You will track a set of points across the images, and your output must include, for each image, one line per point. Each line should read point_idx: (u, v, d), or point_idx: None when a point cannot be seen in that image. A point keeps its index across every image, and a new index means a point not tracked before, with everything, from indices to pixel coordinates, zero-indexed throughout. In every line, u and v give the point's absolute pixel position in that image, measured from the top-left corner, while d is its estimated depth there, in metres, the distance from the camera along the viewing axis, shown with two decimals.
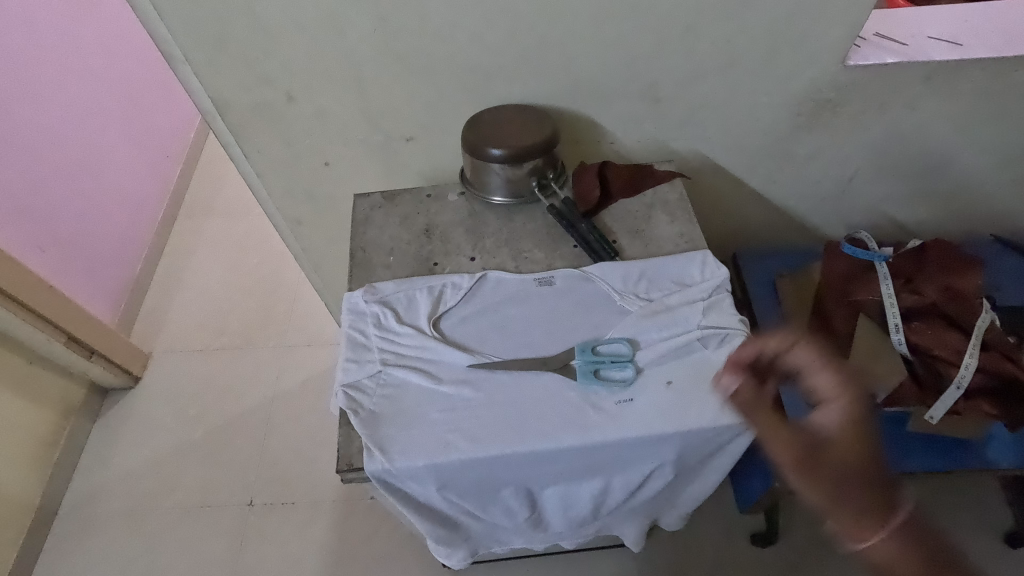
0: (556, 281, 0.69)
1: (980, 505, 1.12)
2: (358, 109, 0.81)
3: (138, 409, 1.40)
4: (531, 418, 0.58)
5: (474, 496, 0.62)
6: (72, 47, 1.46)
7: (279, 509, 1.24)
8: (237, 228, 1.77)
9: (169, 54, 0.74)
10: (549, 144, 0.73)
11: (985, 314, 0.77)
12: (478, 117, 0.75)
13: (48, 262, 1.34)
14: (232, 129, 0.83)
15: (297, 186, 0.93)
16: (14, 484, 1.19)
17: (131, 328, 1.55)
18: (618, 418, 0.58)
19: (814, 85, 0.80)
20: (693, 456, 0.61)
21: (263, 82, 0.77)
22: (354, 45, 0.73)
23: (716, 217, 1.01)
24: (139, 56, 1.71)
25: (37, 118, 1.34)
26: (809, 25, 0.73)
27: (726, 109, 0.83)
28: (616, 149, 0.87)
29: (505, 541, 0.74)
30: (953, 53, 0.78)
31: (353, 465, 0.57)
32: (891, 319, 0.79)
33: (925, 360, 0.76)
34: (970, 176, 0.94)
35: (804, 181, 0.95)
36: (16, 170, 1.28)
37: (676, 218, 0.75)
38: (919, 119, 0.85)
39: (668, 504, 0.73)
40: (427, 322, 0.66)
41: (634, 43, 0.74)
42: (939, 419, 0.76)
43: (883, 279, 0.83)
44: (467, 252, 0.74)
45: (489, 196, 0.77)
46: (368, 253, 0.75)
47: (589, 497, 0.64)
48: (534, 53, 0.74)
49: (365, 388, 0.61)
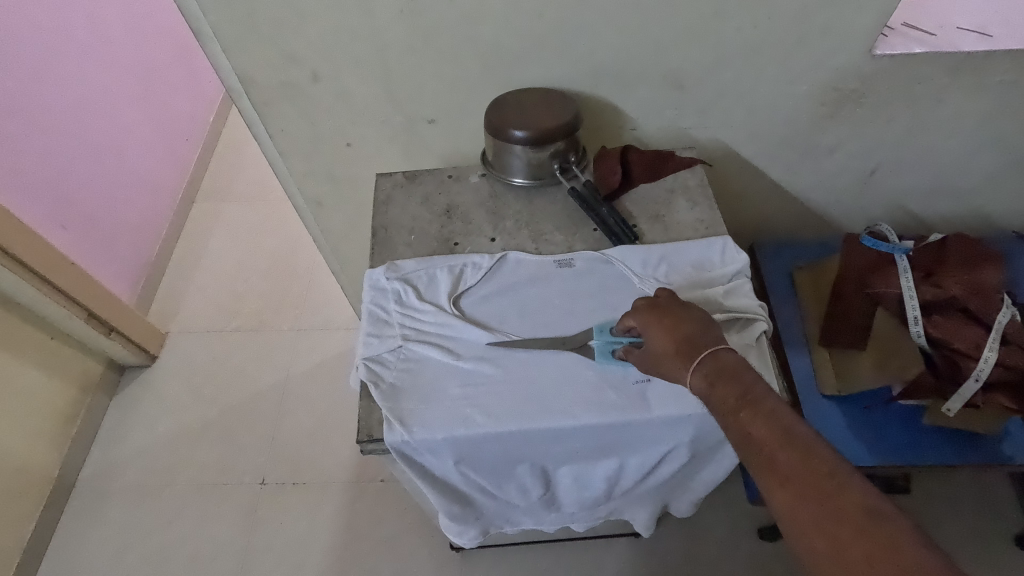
0: (575, 263, 0.69)
1: (993, 507, 1.11)
2: (382, 90, 0.81)
3: (155, 387, 1.43)
4: (547, 394, 0.59)
5: (490, 472, 0.63)
6: (97, 28, 1.47)
7: (291, 489, 1.26)
8: (254, 212, 1.79)
9: (199, 31, 0.74)
10: (572, 127, 0.73)
11: (1007, 308, 0.75)
12: (501, 100, 0.76)
13: (69, 239, 1.36)
14: (257, 108, 0.84)
15: (318, 167, 0.93)
16: (34, 455, 1.21)
17: (149, 307, 1.57)
18: (636, 397, 0.58)
19: (839, 75, 0.80)
20: (708, 439, 0.62)
21: (289, 61, 0.77)
22: (380, 26, 0.73)
23: (734, 208, 1.01)
24: (161, 38, 1.72)
25: (61, 97, 1.36)
26: (837, 13, 0.73)
27: (749, 98, 0.82)
28: (637, 136, 0.87)
29: (517, 522, 0.75)
30: (982, 45, 0.77)
31: (374, 436, 0.58)
32: (910, 312, 0.77)
33: (944, 353, 0.75)
34: (993, 170, 0.93)
35: (824, 173, 0.94)
36: (41, 148, 1.30)
37: (697, 204, 0.75)
38: (944, 112, 0.85)
39: (680, 490, 0.73)
40: (448, 299, 0.66)
41: (659, 28, 0.74)
42: (957, 411, 0.77)
43: (903, 271, 0.81)
44: (488, 232, 0.75)
45: (510, 177, 0.78)
46: (389, 232, 0.75)
47: (603, 476, 0.65)
48: (559, 36, 0.75)
49: (385, 361, 0.62)
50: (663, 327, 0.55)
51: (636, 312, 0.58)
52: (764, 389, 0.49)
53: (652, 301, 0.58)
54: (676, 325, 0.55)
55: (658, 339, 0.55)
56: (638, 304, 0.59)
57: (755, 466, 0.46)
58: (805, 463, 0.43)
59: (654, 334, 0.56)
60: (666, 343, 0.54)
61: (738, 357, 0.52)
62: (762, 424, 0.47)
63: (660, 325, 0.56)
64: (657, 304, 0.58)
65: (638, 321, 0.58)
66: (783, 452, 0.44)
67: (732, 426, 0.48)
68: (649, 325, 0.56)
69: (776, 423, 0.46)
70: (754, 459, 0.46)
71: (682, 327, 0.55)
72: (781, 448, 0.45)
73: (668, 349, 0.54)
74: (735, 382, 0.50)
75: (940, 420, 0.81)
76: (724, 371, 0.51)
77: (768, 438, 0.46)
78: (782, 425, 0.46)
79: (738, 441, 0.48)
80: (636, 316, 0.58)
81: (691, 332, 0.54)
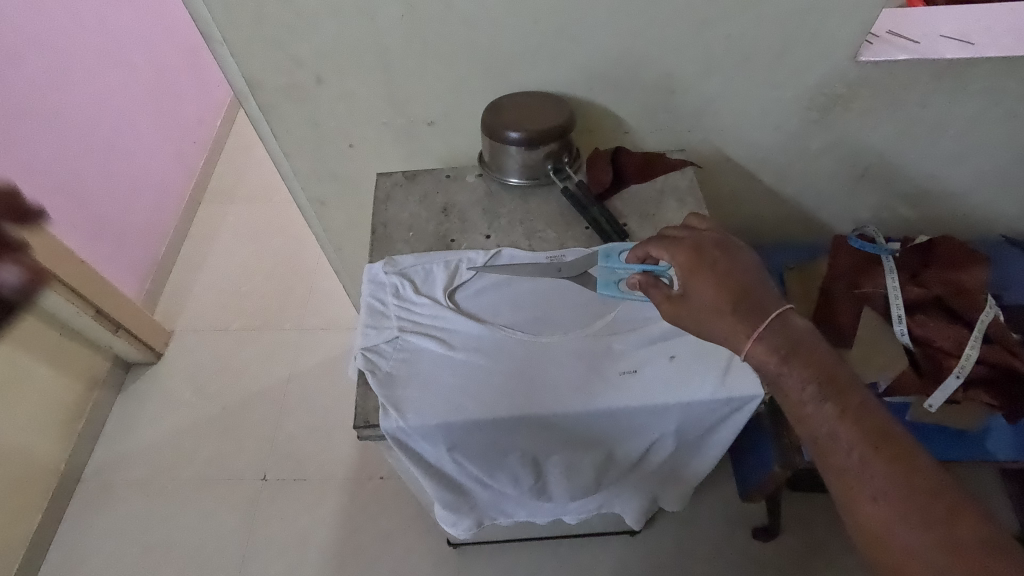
0: (567, 258, 0.72)
1: (985, 509, 1.13)
2: (384, 92, 0.84)
3: (160, 383, 1.46)
4: (537, 384, 0.61)
5: (481, 460, 0.65)
6: (109, 32, 1.51)
7: (291, 485, 1.28)
8: (259, 213, 1.82)
9: (208, 35, 0.78)
10: (565, 129, 0.76)
11: (989, 308, 0.79)
12: (498, 102, 0.79)
13: (79, 237, 1.39)
14: (262, 109, 0.87)
15: (322, 167, 0.96)
16: (41, 448, 1.24)
17: (155, 305, 1.60)
18: (622, 387, 0.61)
19: (826, 80, 0.82)
20: (693, 430, 0.64)
21: (295, 64, 0.80)
22: (381, 31, 0.77)
23: (726, 210, 1.04)
24: (170, 42, 1.76)
25: (73, 100, 1.40)
26: (822, 21, 0.75)
27: (739, 102, 0.85)
28: (630, 139, 0.90)
29: (510, 513, 0.77)
30: (965, 52, 0.79)
31: (370, 422, 0.60)
32: (894, 310, 0.81)
33: (927, 350, 0.79)
34: (979, 174, 0.95)
35: (814, 176, 0.97)
36: (54, 148, 1.34)
37: (686, 204, 0.77)
38: (930, 117, 0.87)
39: (669, 482, 0.75)
40: (443, 293, 0.69)
41: (651, 35, 0.77)
42: (938, 407, 0.79)
43: (889, 271, 0.85)
44: (483, 230, 0.77)
45: (506, 177, 0.80)
46: (388, 229, 0.78)
47: (592, 467, 0.67)
48: (554, 42, 0.77)
49: (382, 351, 0.64)
50: (714, 280, 0.55)
51: (678, 251, 0.57)
52: (850, 379, 0.49)
53: (697, 242, 0.57)
54: (727, 277, 0.54)
55: (705, 287, 0.54)
56: (680, 242, 0.58)
57: (839, 464, 0.47)
58: (899, 467, 0.44)
59: (703, 282, 0.55)
60: (715, 295, 0.54)
61: (814, 334, 0.51)
62: (852, 420, 0.47)
63: (708, 273, 0.55)
64: (704, 250, 0.57)
65: (679, 262, 0.57)
66: (873, 452, 0.45)
67: (812, 416, 0.48)
68: (695, 274, 0.55)
69: (866, 421, 0.47)
70: (838, 456, 0.47)
71: (737, 281, 0.54)
72: (871, 450, 0.46)
73: (719, 301, 0.53)
74: (811, 364, 0.50)
75: (924, 415, 0.81)
76: (802, 351, 0.50)
77: (858, 437, 0.46)
78: (874, 425, 0.46)
79: (819, 433, 0.48)
80: (677, 256, 0.57)
81: (747, 289, 0.54)
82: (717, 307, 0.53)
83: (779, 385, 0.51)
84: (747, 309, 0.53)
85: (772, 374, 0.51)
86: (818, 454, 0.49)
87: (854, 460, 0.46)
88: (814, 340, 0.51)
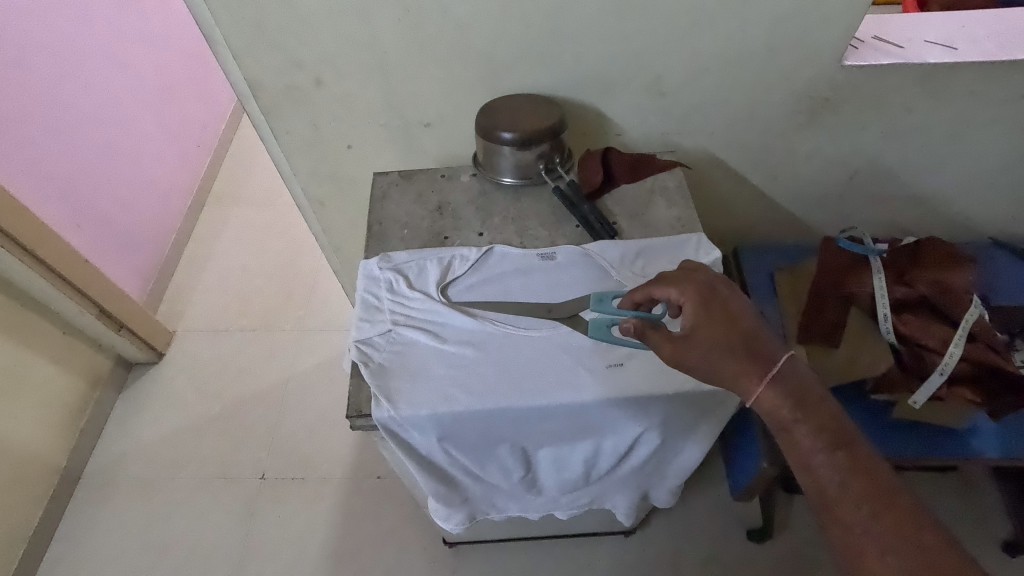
0: (557, 256, 0.74)
1: (980, 512, 1.13)
2: (382, 95, 0.86)
3: (161, 382, 1.47)
4: (527, 376, 0.62)
5: (472, 452, 0.66)
6: (115, 38, 1.54)
7: (290, 484, 1.29)
8: (261, 216, 1.85)
9: (212, 38, 0.80)
10: (556, 129, 0.78)
11: (974, 307, 0.80)
12: (492, 104, 0.81)
13: (84, 238, 1.42)
14: (264, 111, 0.89)
15: (321, 168, 0.99)
16: (44, 445, 1.26)
17: (157, 306, 1.62)
18: (609, 380, 0.62)
19: (813, 84, 0.84)
20: (678, 423, 0.66)
21: (295, 66, 0.83)
22: (379, 35, 0.79)
23: (718, 212, 1.05)
24: (176, 48, 1.80)
25: (80, 103, 1.43)
26: (807, 26, 0.77)
27: (728, 105, 0.87)
28: (622, 141, 0.92)
29: (502, 508, 0.78)
30: (948, 57, 0.81)
31: (362, 411, 0.62)
32: (880, 310, 0.83)
33: (912, 349, 0.81)
34: (966, 177, 0.97)
35: (803, 178, 0.98)
36: (61, 151, 1.37)
37: (675, 203, 0.80)
38: (915, 121, 0.89)
39: (658, 477, 0.76)
40: (436, 288, 0.71)
41: (641, 39, 0.79)
42: (923, 404, 0.80)
43: (876, 272, 0.86)
44: (476, 227, 0.79)
45: (499, 177, 0.83)
46: (384, 226, 0.80)
47: (581, 460, 0.68)
48: (546, 46, 0.80)
49: (376, 344, 0.66)
50: (721, 323, 0.55)
51: (686, 288, 0.57)
52: (858, 434, 0.50)
53: (705, 280, 0.58)
54: (735, 322, 0.55)
55: (711, 330, 0.54)
56: (689, 279, 0.58)
57: (846, 518, 0.48)
58: (904, 527, 0.46)
59: (709, 325, 0.55)
60: (720, 339, 0.54)
61: (819, 386, 0.53)
62: (859, 475, 0.48)
63: (718, 313, 0.55)
64: (713, 289, 0.57)
65: (687, 298, 0.57)
66: (883, 510, 0.47)
67: (820, 468, 0.50)
68: (701, 316, 0.55)
69: (874, 476, 0.48)
70: (844, 511, 0.48)
71: (745, 323, 0.55)
72: (880, 506, 0.47)
73: (726, 345, 0.53)
74: (819, 416, 0.51)
75: (910, 413, 0.82)
76: (811, 403, 0.52)
77: (865, 492, 0.47)
78: (882, 482, 0.48)
79: (827, 485, 0.49)
80: (686, 293, 0.57)
81: (755, 331, 0.54)
82: (726, 350, 0.53)
83: (787, 434, 0.52)
84: (756, 355, 0.53)
85: (782, 422, 0.52)
86: (823, 507, 0.50)
87: (863, 515, 0.47)
88: (822, 391, 0.53)
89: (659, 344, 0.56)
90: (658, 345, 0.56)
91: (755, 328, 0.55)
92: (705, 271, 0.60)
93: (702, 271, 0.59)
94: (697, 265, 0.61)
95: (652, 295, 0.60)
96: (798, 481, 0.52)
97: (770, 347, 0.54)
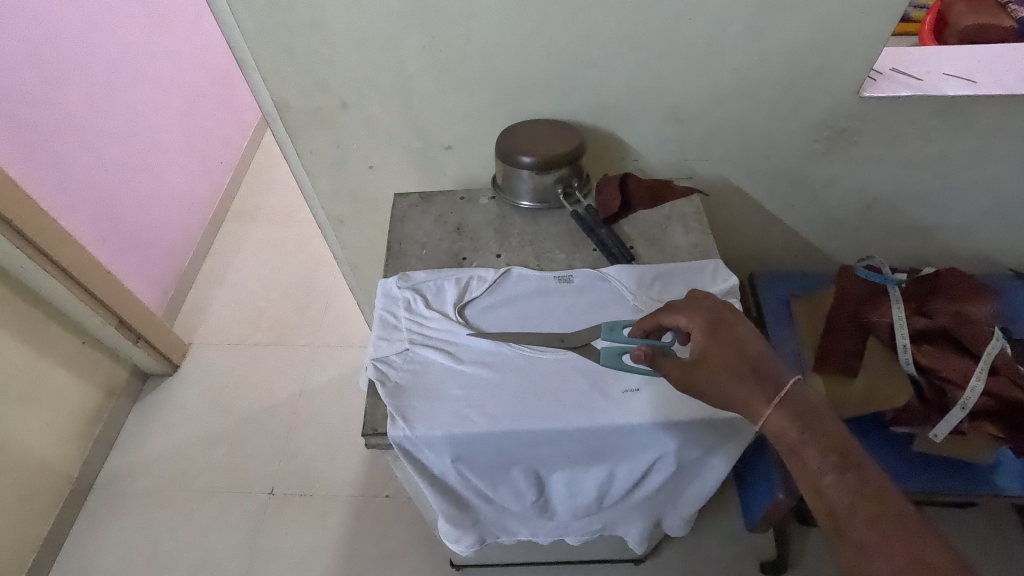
0: (574, 279, 0.74)
1: (1008, 552, 1.09)
2: (404, 117, 0.88)
3: (175, 394, 1.49)
4: (542, 398, 0.63)
5: (485, 473, 0.66)
6: (146, 58, 1.60)
7: (298, 500, 1.29)
8: (280, 233, 1.88)
9: (243, 61, 0.83)
10: (575, 155, 0.79)
11: (996, 340, 0.79)
12: (513, 128, 0.82)
13: (107, 250, 1.45)
14: (289, 131, 0.91)
15: (342, 187, 1.01)
16: (58, 454, 1.27)
17: (174, 318, 1.65)
18: (625, 404, 0.62)
19: (831, 113, 0.85)
20: (694, 451, 0.65)
21: (321, 89, 0.85)
22: (403, 60, 0.81)
23: (734, 238, 1.05)
24: (204, 69, 1.85)
25: (110, 120, 1.47)
26: (824, 57, 0.78)
27: (745, 133, 0.88)
28: (639, 166, 0.93)
29: (513, 531, 0.77)
30: (967, 89, 0.81)
31: (378, 430, 0.62)
32: (900, 341, 0.81)
33: (932, 380, 0.79)
34: (986, 208, 0.97)
35: (820, 207, 0.98)
36: (90, 165, 1.41)
37: (692, 229, 0.80)
38: (934, 152, 0.89)
39: (672, 505, 0.75)
40: (454, 308, 0.71)
41: (660, 68, 0.80)
42: (944, 437, 0.79)
43: (895, 302, 0.85)
44: (494, 249, 0.81)
45: (518, 200, 0.84)
46: (403, 245, 0.82)
47: (594, 484, 0.67)
48: (567, 73, 0.81)
49: (393, 362, 0.67)
50: (728, 347, 0.55)
51: (694, 315, 0.58)
52: (866, 455, 0.50)
53: (713, 306, 0.58)
54: (742, 347, 0.55)
55: (718, 354, 0.55)
56: (696, 306, 0.59)
57: (856, 538, 0.47)
58: (915, 549, 0.45)
59: (717, 349, 0.55)
60: (728, 364, 0.54)
61: (825, 406, 0.53)
62: (868, 496, 0.48)
63: (725, 338, 0.56)
64: (720, 315, 0.58)
65: (695, 325, 0.57)
66: (893, 530, 0.46)
67: (828, 489, 0.49)
68: (710, 341, 0.56)
69: (882, 496, 0.48)
70: (854, 531, 0.47)
71: (753, 347, 0.55)
72: (889, 526, 0.46)
73: (733, 371, 0.54)
74: (826, 435, 0.51)
75: (931, 446, 0.83)
76: (818, 424, 0.51)
77: (874, 512, 0.47)
78: (890, 501, 0.47)
79: (836, 505, 0.49)
80: (694, 319, 0.58)
81: (763, 355, 0.55)
82: (737, 375, 0.54)
83: (796, 456, 0.52)
84: (765, 377, 0.53)
85: (790, 443, 0.52)
86: (832, 528, 0.49)
87: (873, 535, 0.46)
88: (829, 413, 0.52)
89: (669, 370, 0.56)
90: (668, 371, 0.56)
91: (763, 352, 0.55)
92: (712, 297, 0.60)
93: (709, 297, 0.60)
94: (704, 292, 0.61)
95: (662, 323, 0.61)
96: (807, 503, 0.52)
97: (777, 370, 0.54)
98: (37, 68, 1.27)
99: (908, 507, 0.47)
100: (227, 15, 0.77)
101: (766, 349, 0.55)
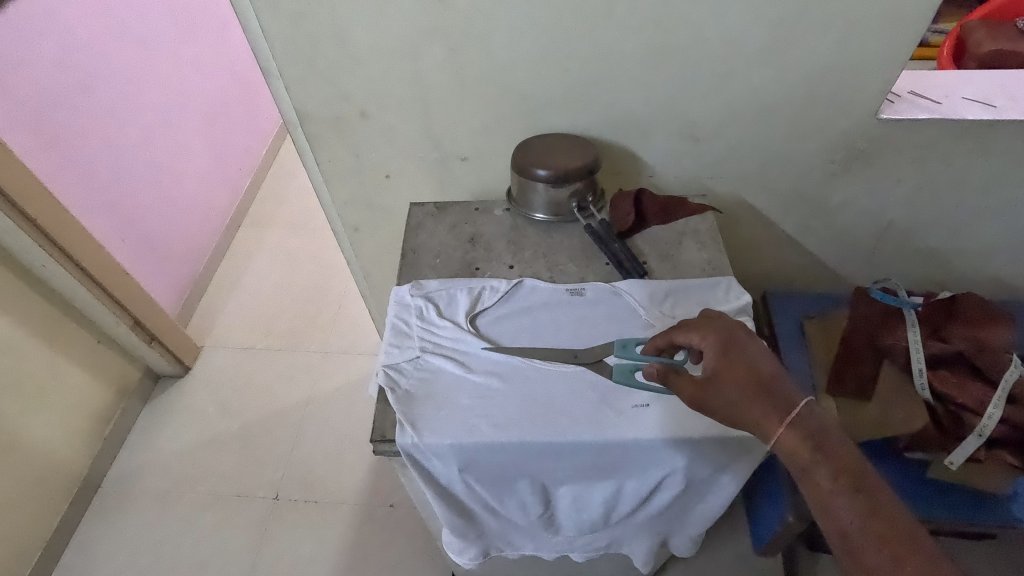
0: (587, 292, 0.74)
1: None
2: (422, 128, 0.90)
3: (185, 396, 1.50)
4: (551, 411, 0.62)
5: (491, 485, 0.65)
6: (171, 64, 1.64)
7: (302, 506, 1.29)
8: (294, 239, 1.90)
9: (267, 70, 0.85)
10: (591, 169, 0.80)
11: (1014, 368, 0.77)
12: (529, 141, 0.83)
13: (127, 251, 1.47)
14: (308, 138, 0.93)
15: (359, 195, 1.02)
16: (69, 451, 1.28)
17: (188, 320, 1.67)
18: (634, 420, 0.61)
19: (848, 134, 0.85)
20: (704, 469, 0.64)
21: (342, 99, 0.87)
22: (424, 72, 0.82)
23: (747, 257, 1.05)
24: (228, 77, 1.90)
25: (134, 123, 1.50)
26: (839, 80, 0.79)
27: (760, 151, 0.88)
28: (654, 182, 0.93)
29: (518, 544, 0.76)
30: (986, 113, 0.81)
31: (386, 436, 0.62)
32: (914, 364, 0.81)
33: (948, 408, 0.79)
34: (1003, 234, 0.96)
35: (835, 228, 0.98)
36: (112, 168, 1.43)
37: (706, 246, 0.80)
38: (952, 176, 0.88)
39: (679, 524, 0.74)
40: (466, 317, 0.72)
41: (677, 86, 0.81)
42: (960, 465, 0.79)
43: (911, 325, 0.84)
44: (507, 260, 0.81)
45: (533, 212, 0.85)
46: (417, 254, 0.82)
47: (601, 500, 0.67)
48: (584, 89, 0.82)
49: (403, 370, 0.67)
50: (740, 365, 0.55)
51: (708, 334, 0.57)
52: (878, 478, 0.49)
53: (726, 326, 0.58)
54: (754, 366, 0.55)
55: (729, 373, 0.54)
56: (710, 325, 0.58)
57: (867, 562, 0.47)
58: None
59: (730, 369, 0.55)
60: (740, 383, 0.54)
61: (835, 427, 0.52)
62: (879, 519, 0.47)
63: (739, 357, 0.55)
64: (733, 335, 0.57)
65: (709, 344, 0.57)
66: (906, 554, 0.45)
67: (839, 511, 0.49)
68: (722, 362, 0.55)
69: (893, 519, 0.47)
70: (864, 554, 0.47)
71: (765, 366, 0.55)
72: (901, 549, 0.46)
73: (746, 391, 0.53)
74: (835, 456, 0.50)
75: (945, 475, 0.81)
76: (830, 445, 0.51)
77: (887, 537, 0.46)
78: (902, 525, 0.47)
79: (847, 528, 0.48)
80: (706, 338, 0.57)
81: (776, 375, 0.54)
82: (751, 395, 0.53)
83: (807, 476, 0.51)
84: (777, 396, 0.53)
85: (801, 464, 0.51)
86: (844, 553, 0.49)
87: (885, 560, 0.46)
88: (840, 434, 0.52)
89: (682, 388, 0.56)
90: (681, 388, 0.56)
91: (774, 372, 0.55)
92: (726, 317, 0.60)
93: (723, 317, 0.60)
94: (718, 311, 0.61)
95: (674, 341, 0.60)
96: (818, 525, 0.51)
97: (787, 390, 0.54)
98: (66, 71, 1.30)
99: (921, 531, 0.46)
100: (253, 24, 0.79)
101: (777, 369, 0.55)
